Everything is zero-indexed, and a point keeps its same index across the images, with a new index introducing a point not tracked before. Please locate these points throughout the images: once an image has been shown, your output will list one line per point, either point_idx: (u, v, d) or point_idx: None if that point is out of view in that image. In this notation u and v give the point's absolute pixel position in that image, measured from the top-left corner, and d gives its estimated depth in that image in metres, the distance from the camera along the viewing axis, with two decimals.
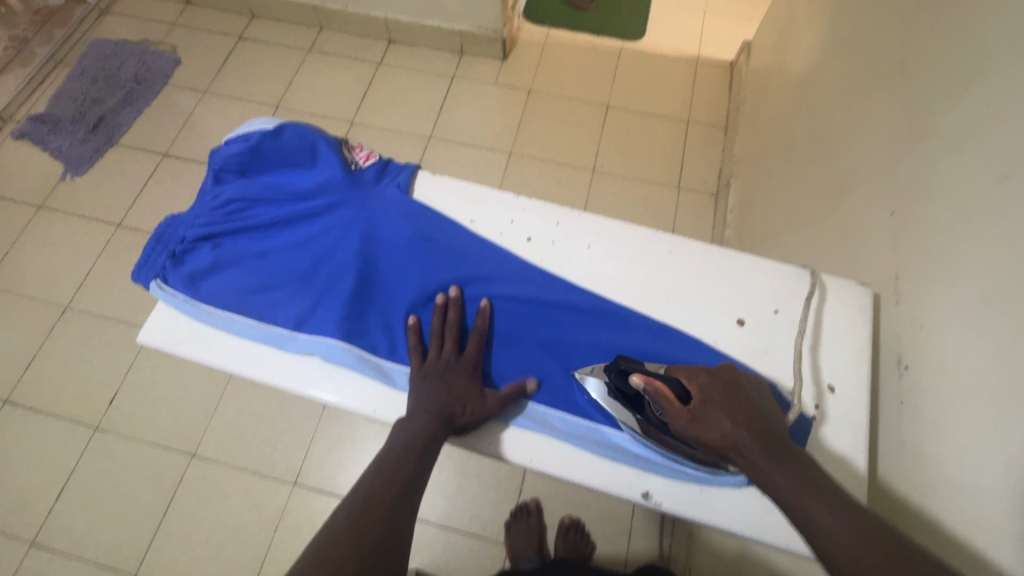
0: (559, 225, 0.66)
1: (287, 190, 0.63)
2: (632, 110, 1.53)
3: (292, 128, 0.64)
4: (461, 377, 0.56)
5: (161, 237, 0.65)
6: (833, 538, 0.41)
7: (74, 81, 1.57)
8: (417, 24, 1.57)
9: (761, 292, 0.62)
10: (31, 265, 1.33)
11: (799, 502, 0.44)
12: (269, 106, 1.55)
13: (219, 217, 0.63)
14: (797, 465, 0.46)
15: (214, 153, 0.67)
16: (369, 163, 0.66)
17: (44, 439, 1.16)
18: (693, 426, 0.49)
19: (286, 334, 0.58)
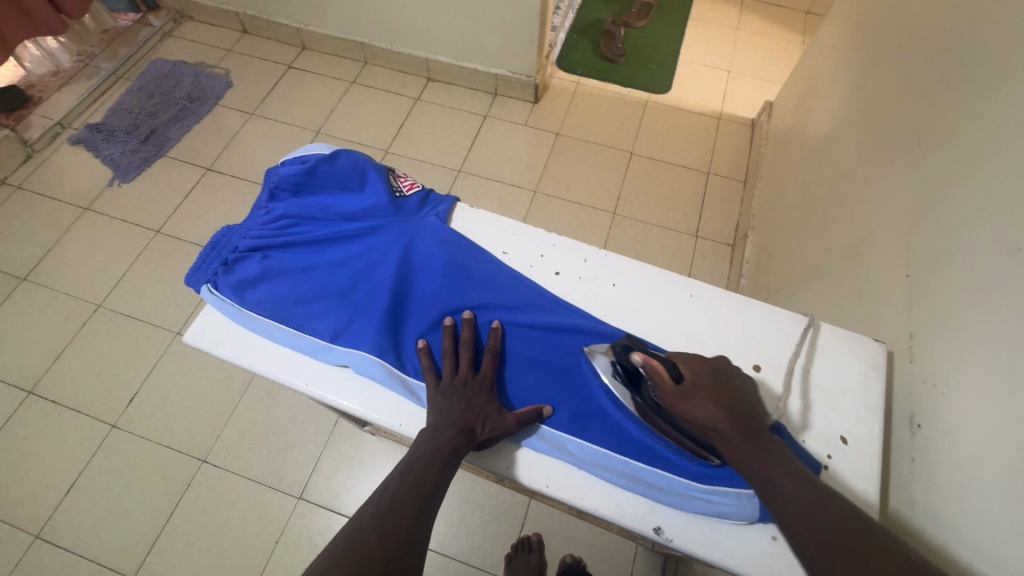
0: (587, 262, 0.70)
1: (336, 210, 0.68)
2: (655, 159, 1.59)
3: (347, 155, 0.69)
4: (480, 396, 0.58)
5: (215, 245, 0.69)
6: (792, 511, 0.45)
7: (132, 96, 1.68)
8: (456, 65, 1.67)
9: (779, 343, 0.65)
10: (71, 264, 1.39)
11: (771, 480, 0.48)
12: (310, 130, 1.64)
13: (271, 231, 0.68)
14: (773, 450, 0.50)
15: (272, 172, 0.72)
16: (412, 192, 0.71)
17: (62, 433, 1.18)
18: (680, 405, 0.54)
19: (324, 344, 0.61)
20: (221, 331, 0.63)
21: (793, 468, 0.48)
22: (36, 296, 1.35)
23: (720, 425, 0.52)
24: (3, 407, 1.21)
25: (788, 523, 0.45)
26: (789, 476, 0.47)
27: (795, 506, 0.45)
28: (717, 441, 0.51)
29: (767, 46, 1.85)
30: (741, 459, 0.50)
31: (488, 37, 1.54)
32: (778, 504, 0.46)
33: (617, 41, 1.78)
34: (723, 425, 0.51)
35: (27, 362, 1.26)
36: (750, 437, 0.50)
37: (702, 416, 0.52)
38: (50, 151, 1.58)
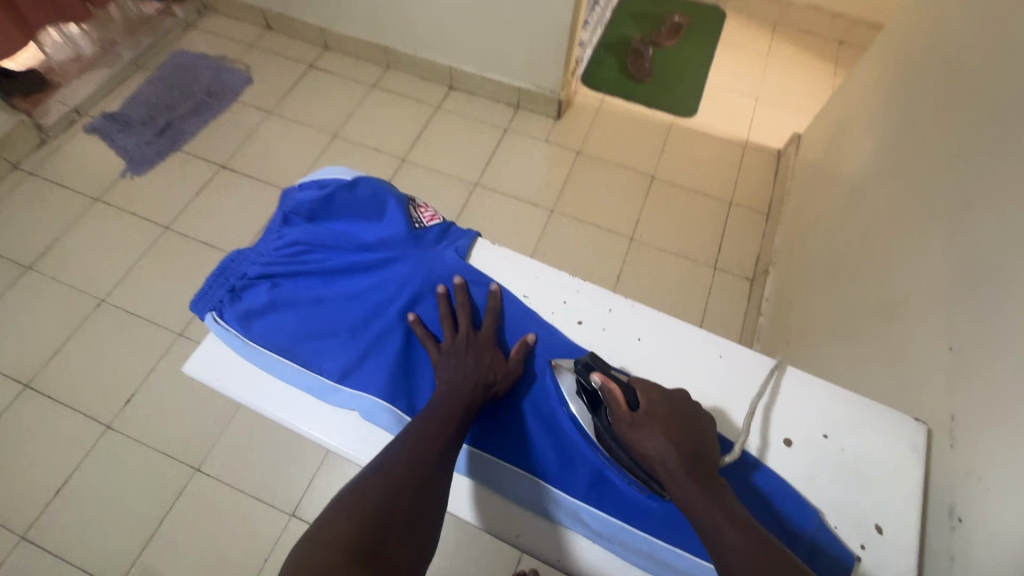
0: (612, 312, 0.68)
1: (351, 240, 0.67)
2: (676, 185, 1.55)
3: (366, 182, 0.68)
4: (486, 348, 0.62)
5: (222, 269, 0.68)
6: (735, 563, 0.45)
7: (150, 87, 1.66)
8: (480, 76, 1.64)
9: (810, 415, 0.62)
10: (77, 255, 1.37)
11: (715, 526, 0.47)
12: (327, 133, 1.61)
13: (281, 258, 0.66)
14: (720, 491, 0.50)
15: (285, 194, 0.71)
16: (432, 225, 0.69)
17: (56, 430, 1.16)
18: (631, 434, 0.53)
19: (330, 385, 0.61)
20: (227, 362, 0.64)
21: (735, 511, 0.48)
22: (40, 286, 1.33)
23: (668, 461, 0.51)
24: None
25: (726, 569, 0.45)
26: (733, 521, 0.47)
27: (734, 555, 0.45)
28: (664, 476, 0.51)
29: (798, 75, 1.81)
30: (685, 500, 0.49)
31: (515, 50, 1.51)
32: (721, 555, 0.46)
33: (645, 60, 1.76)
34: (672, 462, 0.51)
35: (26, 354, 1.24)
36: (698, 477, 0.50)
37: (653, 450, 0.52)
38: (64, 138, 1.56)
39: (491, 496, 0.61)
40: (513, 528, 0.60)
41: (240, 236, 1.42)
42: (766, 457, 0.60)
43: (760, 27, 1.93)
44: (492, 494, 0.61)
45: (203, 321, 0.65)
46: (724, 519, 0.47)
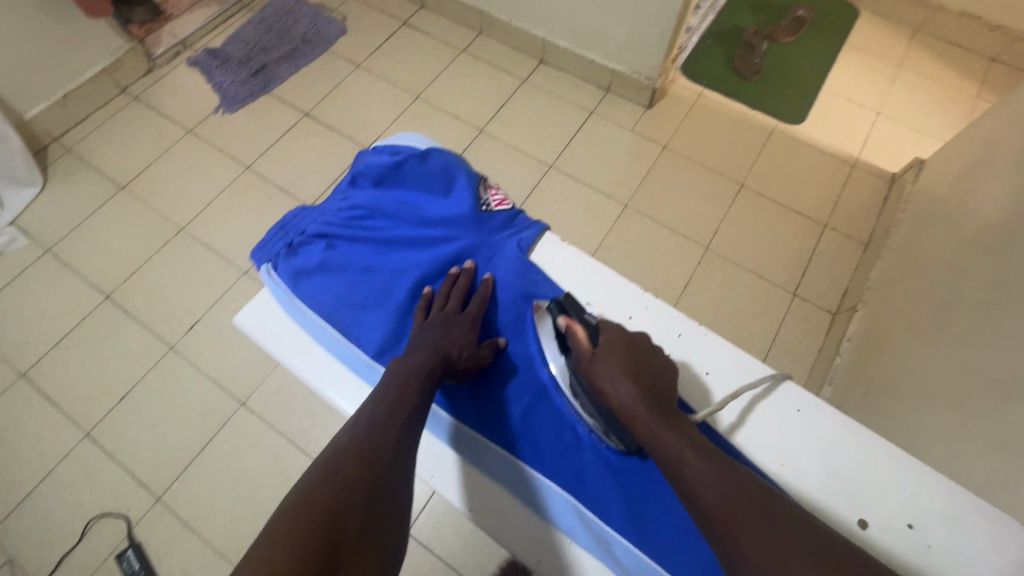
0: (680, 338, 0.68)
1: (414, 212, 0.72)
2: (767, 197, 1.42)
3: (438, 155, 0.72)
4: (456, 323, 0.66)
5: (285, 224, 0.73)
6: (699, 487, 0.50)
7: (251, 27, 1.70)
8: (573, 52, 1.56)
9: (803, 425, 0.65)
10: (165, 183, 1.45)
11: (676, 454, 0.53)
12: (410, 94, 1.60)
13: (341, 219, 0.71)
14: (678, 422, 0.56)
15: (358, 158, 0.76)
16: (500, 209, 0.73)
17: (127, 343, 1.25)
18: (591, 367, 0.61)
19: (366, 360, 0.65)
20: (266, 317, 0.70)
21: (696, 441, 0.54)
22: (131, 206, 1.42)
23: (625, 394, 0.58)
24: (82, 307, 1.29)
25: (690, 493, 0.50)
26: (694, 449, 0.53)
27: (696, 476, 0.50)
28: (622, 410, 0.58)
29: (933, 92, 1.59)
30: (646, 430, 0.56)
31: (615, 28, 1.42)
32: (687, 483, 0.51)
33: (756, 56, 1.60)
34: (630, 396, 0.58)
35: (111, 268, 1.34)
36: (655, 408, 0.56)
37: (612, 385, 0.59)
38: (168, 68, 1.64)
39: (461, 462, 0.66)
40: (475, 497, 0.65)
41: (312, 186, 1.45)
42: (739, 439, 0.65)
43: (898, 31, 1.71)
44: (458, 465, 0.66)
45: (258, 271, 0.71)
46: (682, 445, 0.53)
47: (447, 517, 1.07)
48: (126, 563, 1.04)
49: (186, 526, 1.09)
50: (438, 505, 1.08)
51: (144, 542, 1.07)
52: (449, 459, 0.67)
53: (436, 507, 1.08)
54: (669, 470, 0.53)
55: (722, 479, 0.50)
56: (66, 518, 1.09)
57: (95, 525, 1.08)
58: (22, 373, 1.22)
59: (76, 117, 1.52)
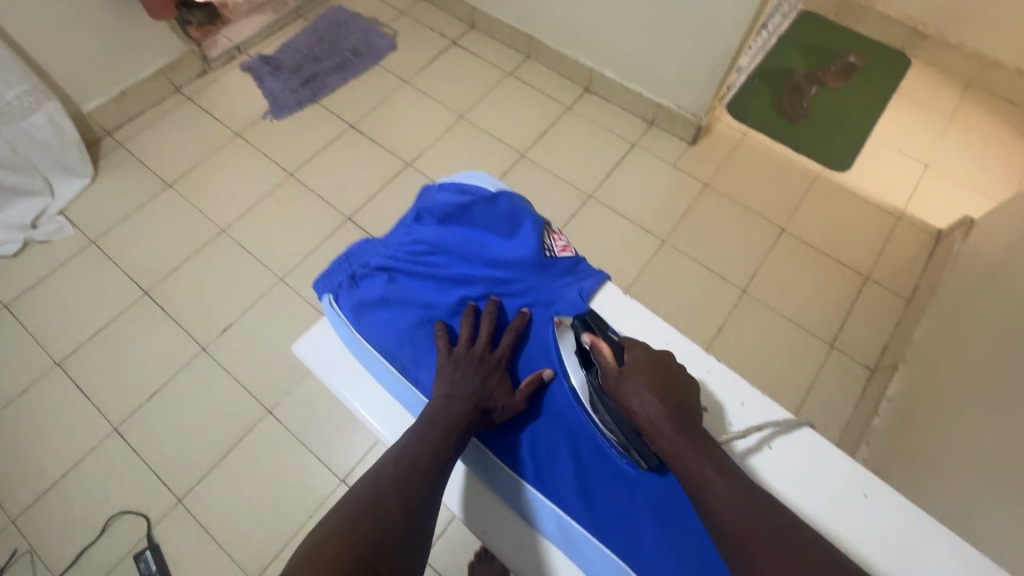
0: (744, 407, 0.71)
1: (477, 253, 0.73)
2: (808, 244, 1.40)
3: (506, 198, 0.73)
4: (486, 362, 0.67)
5: (349, 255, 0.77)
6: (719, 500, 0.54)
7: (305, 36, 1.74)
8: (620, 84, 1.56)
9: (816, 460, 0.69)
10: (210, 183, 1.48)
11: (697, 470, 0.57)
12: (455, 113, 1.61)
13: (404, 255, 0.74)
14: (700, 442, 0.60)
15: (423, 191, 0.78)
16: (564, 256, 0.75)
17: (161, 340, 1.27)
18: (618, 386, 0.64)
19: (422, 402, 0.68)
20: (326, 346, 0.73)
21: (717, 460, 0.58)
22: (175, 205, 1.44)
23: (652, 412, 0.61)
24: (120, 300, 1.31)
25: (709, 507, 0.54)
26: (717, 470, 0.57)
27: (715, 492, 0.55)
28: (649, 428, 0.61)
29: (986, 150, 1.56)
30: (669, 445, 0.59)
31: (665, 64, 1.43)
32: (707, 498, 0.55)
33: (804, 100, 1.61)
34: (656, 414, 0.61)
35: (151, 264, 1.36)
36: (681, 428, 0.60)
37: (638, 404, 0.62)
38: (222, 71, 1.68)
39: (506, 509, 0.66)
40: (491, 517, 0.66)
41: (353, 198, 1.46)
42: (753, 461, 0.69)
43: (950, 84, 1.68)
44: (477, 484, 0.68)
45: (321, 300, 0.74)
46: (702, 461, 0.57)
47: (465, 545, 1.06)
48: (144, 564, 1.05)
49: (205, 531, 1.09)
50: (457, 532, 1.07)
51: (163, 543, 1.07)
52: (500, 513, 0.66)
53: (454, 535, 1.07)
54: (689, 483, 0.57)
55: (743, 500, 0.54)
56: (88, 512, 1.10)
57: (116, 522, 1.09)
58: (57, 362, 1.24)
59: (130, 113, 1.56)
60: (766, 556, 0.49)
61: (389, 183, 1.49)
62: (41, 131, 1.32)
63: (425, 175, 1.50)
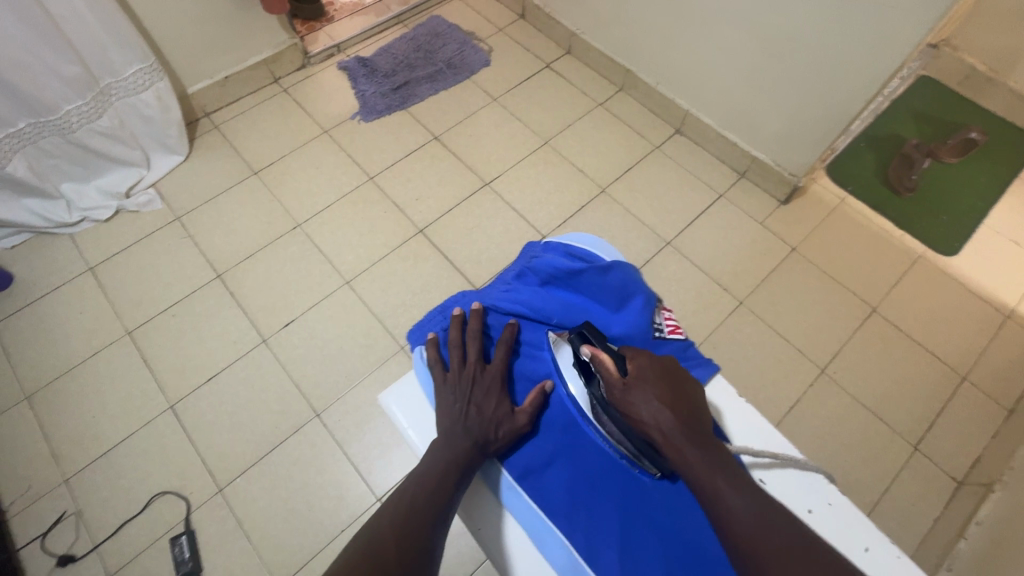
0: (867, 553, 0.61)
1: (575, 321, 0.71)
2: (900, 329, 1.29)
3: (620, 269, 0.70)
4: (477, 373, 0.66)
5: (447, 310, 0.78)
6: (735, 517, 0.50)
7: (402, 42, 1.76)
8: (715, 130, 1.50)
9: (816, 497, 0.64)
10: (293, 177, 1.51)
11: (710, 484, 0.53)
12: (539, 138, 1.59)
13: (501, 310, 0.72)
14: (714, 450, 0.55)
15: (531, 253, 0.79)
16: (673, 338, 0.71)
17: (225, 325, 1.29)
18: (624, 397, 0.58)
19: (510, 481, 0.62)
20: (409, 395, 0.71)
21: (731, 472, 0.53)
22: (258, 193, 1.48)
23: (661, 423, 0.56)
24: (194, 279, 1.35)
25: (723, 526, 0.51)
26: (730, 482, 0.53)
27: (734, 513, 0.51)
28: (660, 441, 0.56)
29: None
30: (680, 457, 0.55)
31: (768, 116, 1.36)
32: (724, 521, 0.51)
33: (914, 171, 1.48)
34: (668, 423, 0.56)
35: (228, 248, 1.39)
36: (693, 438, 0.55)
37: (647, 414, 0.57)
38: (319, 68, 1.72)
39: None
40: (503, 538, 0.62)
41: (426, 211, 1.46)
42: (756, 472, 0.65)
43: None
44: (490, 499, 0.63)
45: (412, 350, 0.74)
46: (713, 472, 0.53)
47: None
48: (178, 548, 1.06)
49: (238, 526, 1.09)
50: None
51: (198, 531, 1.08)
52: None
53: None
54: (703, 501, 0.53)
55: (758, 510, 0.51)
56: (134, 485, 1.12)
57: (157, 501, 1.11)
58: (128, 331, 1.28)
59: (230, 98, 1.61)
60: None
61: (464, 201, 1.47)
62: (150, 108, 1.37)
63: (501, 197, 1.48)
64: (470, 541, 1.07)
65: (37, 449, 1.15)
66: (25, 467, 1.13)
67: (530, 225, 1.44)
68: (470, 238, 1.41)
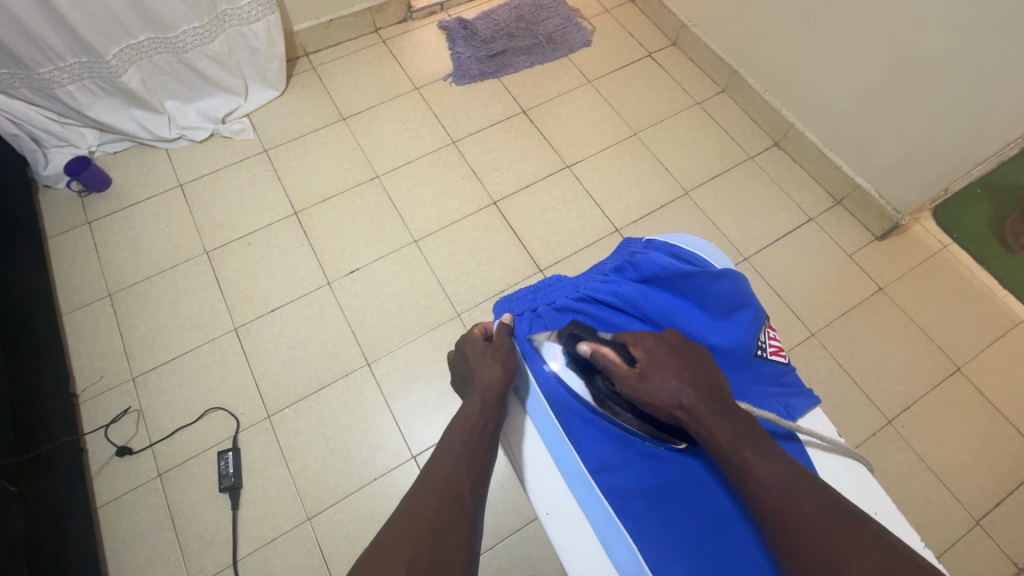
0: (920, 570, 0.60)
1: (674, 321, 0.70)
2: (984, 394, 1.20)
3: (730, 278, 0.70)
4: (486, 352, 0.72)
5: (538, 290, 0.78)
6: (763, 489, 0.51)
7: (505, 10, 1.72)
8: (818, 149, 1.41)
9: (861, 488, 0.64)
10: (380, 128, 1.52)
11: (735, 452, 0.54)
12: (629, 128, 1.54)
13: (595, 299, 0.73)
14: (737, 419, 0.57)
15: (636, 250, 0.78)
16: (775, 358, 0.70)
17: (296, 261, 1.33)
18: (640, 384, 0.61)
19: (584, 474, 0.63)
20: None
21: (760, 443, 0.54)
22: (344, 139, 1.50)
23: (683, 399, 0.59)
24: (272, 213, 1.39)
25: (752, 499, 0.52)
26: (757, 453, 0.53)
27: (767, 486, 0.51)
28: (684, 416, 0.59)
29: None
30: (702, 429, 0.57)
31: (884, 144, 1.26)
32: (755, 495, 0.52)
33: None
34: (689, 398, 0.58)
35: (308, 188, 1.43)
36: (714, 409, 0.57)
37: (666, 395, 0.59)
38: (420, 24, 1.71)
39: None
40: (565, 523, 0.64)
41: (504, 183, 1.44)
42: (811, 450, 0.65)
43: None
44: (561, 484, 0.66)
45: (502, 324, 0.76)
46: (737, 443, 0.54)
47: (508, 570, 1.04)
48: (223, 463, 1.11)
49: (280, 453, 1.13)
50: (506, 552, 1.06)
51: (243, 450, 1.13)
52: None
53: (501, 555, 1.05)
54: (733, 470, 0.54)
55: (789, 476, 0.51)
56: (192, 395, 1.18)
57: (210, 415, 1.16)
58: (206, 251, 1.34)
59: (331, 41, 1.64)
60: (813, 549, 0.46)
61: (543, 180, 1.45)
62: (257, 40, 1.40)
63: (580, 182, 1.45)
64: (495, 516, 1.08)
65: (112, 345, 1.23)
66: (100, 359, 1.21)
67: (604, 216, 1.40)
68: (543, 219, 1.39)
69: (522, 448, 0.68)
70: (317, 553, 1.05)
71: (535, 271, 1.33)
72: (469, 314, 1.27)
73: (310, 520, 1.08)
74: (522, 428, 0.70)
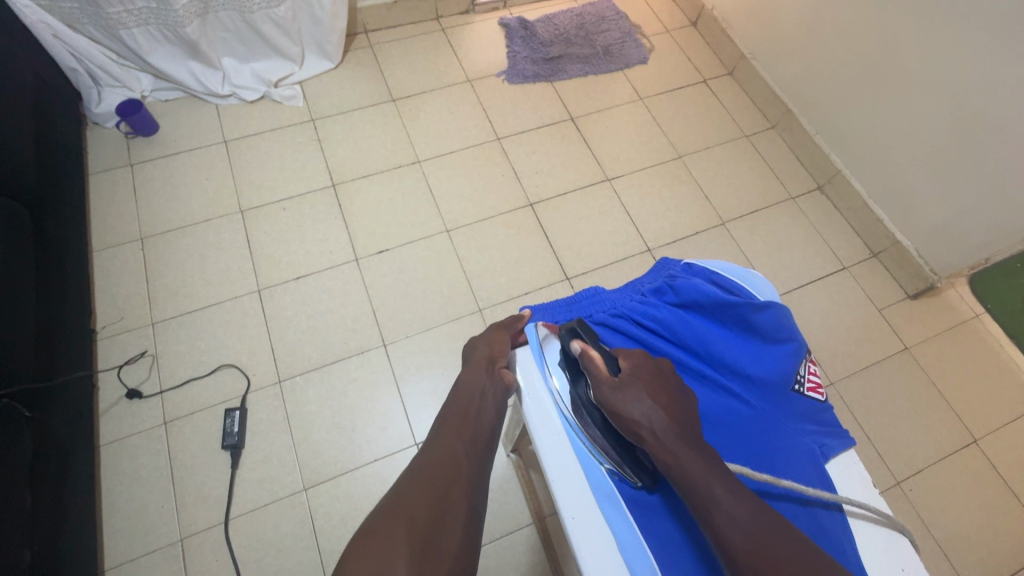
0: None
1: (711, 347, 0.71)
2: (999, 471, 1.17)
3: (774, 310, 0.71)
4: (490, 339, 0.76)
5: (575, 300, 0.80)
6: (729, 525, 0.49)
7: (567, 15, 1.72)
8: (862, 199, 1.40)
9: (891, 553, 0.63)
10: (427, 114, 1.53)
11: (698, 481, 0.52)
12: (673, 150, 1.53)
13: (632, 316, 0.74)
14: (707, 451, 0.56)
15: (674, 271, 0.79)
16: (812, 395, 0.71)
17: (327, 233, 1.33)
18: (618, 398, 0.60)
19: (608, 488, 0.65)
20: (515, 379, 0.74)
21: (727, 477, 0.53)
22: (390, 120, 1.51)
23: (653, 420, 0.58)
24: (311, 181, 1.40)
25: (717, 535, 0.50)
26: (726, 486, 0.52)
27: (732, 521, 0.49)
28: (650, 439, 0.57)
29: None
30: (668, 455, 0.55)
31: (932, 204, 1.24)
32: (717, 530, 0.50)
33: None
34: (659, 422, 0.58)
35: (349, 163, 1.43)
36: (682, 438, 0.56)
37: (638, 412, 0.58)
38: (480, 18, 1.72)
39: None
40: (586, 536, 0.63)
41: (542, 186, 1.44)
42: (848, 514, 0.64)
43: None
44: (585, 493, 0.65)
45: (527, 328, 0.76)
46: (701, 472, 0.53)
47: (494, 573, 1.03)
48: (229, 420, 1.11)
49: (286, 420, 1.14)
50: (495, 555, 1.05)
51: (251, 410, 1.14)
52: None
53: (490, 557, 1.04)
54: (695, 503, 0.52)
55: (754, 520, 0.49)
56: (208, 350, 1.19)
57: (223, 371, 1.17)
58: (241, 209, 1.35)
59: (391, 23, 1.65)
60: None
61: (580, 189, 1.45)
62: (322, 12, 1.41)
63: (618, 197, 1.44)
64: (489, 515, 1.08)
65: (138, 288, 1.24)
66: (123, 300, 1.22)
67: (638, 234, 1.40)
68: (576, 227, 1.39)
69: (545, 453, 0.67)
70: (308, 524, 1.05)
71: (562, 278, 1.32)
72: (489, 310, 1.27)
73: (306, 491, 1.08)
74: (543, 433, 0.68)
